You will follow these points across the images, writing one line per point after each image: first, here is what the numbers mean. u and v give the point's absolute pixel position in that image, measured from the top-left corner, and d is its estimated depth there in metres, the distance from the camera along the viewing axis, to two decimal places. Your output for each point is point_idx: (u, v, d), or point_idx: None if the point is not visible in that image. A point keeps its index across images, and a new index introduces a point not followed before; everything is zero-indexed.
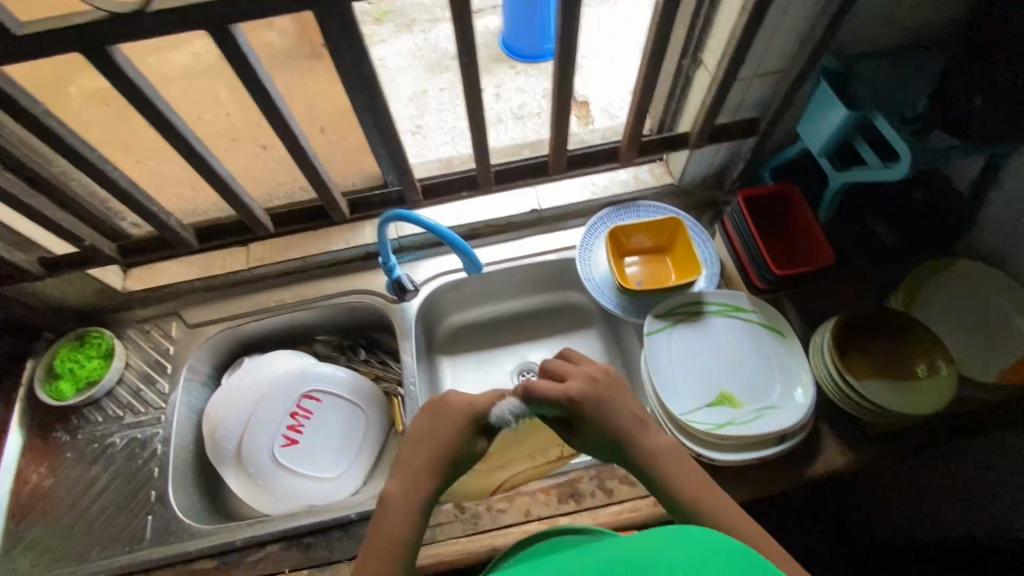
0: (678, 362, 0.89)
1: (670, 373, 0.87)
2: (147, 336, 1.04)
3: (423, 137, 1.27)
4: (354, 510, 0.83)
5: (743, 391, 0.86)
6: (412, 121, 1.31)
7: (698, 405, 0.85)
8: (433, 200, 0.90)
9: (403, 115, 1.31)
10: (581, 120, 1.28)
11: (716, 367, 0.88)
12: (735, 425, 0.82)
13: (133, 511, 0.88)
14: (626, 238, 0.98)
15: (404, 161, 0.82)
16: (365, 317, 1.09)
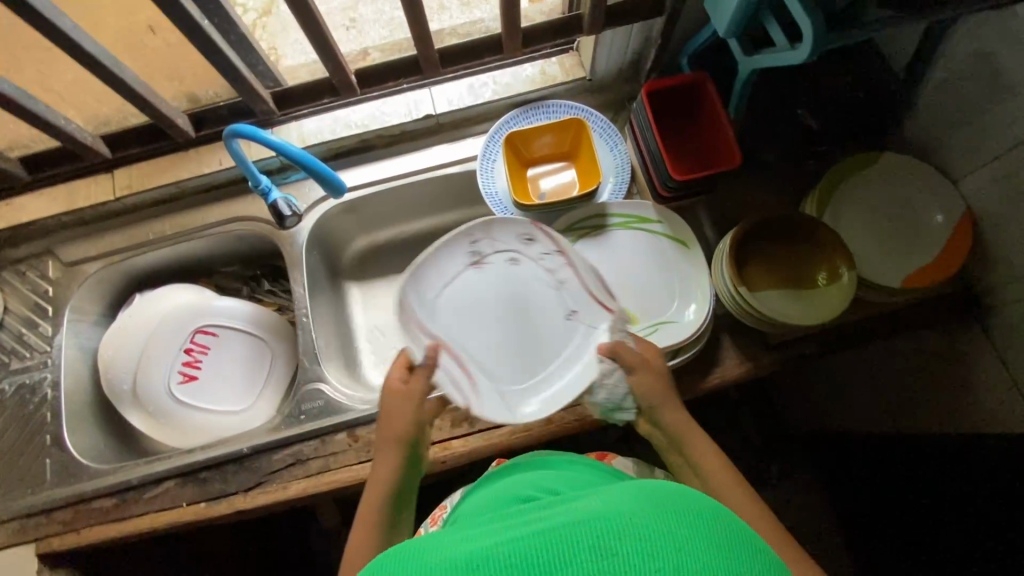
0: None
1: None
2: (24, 278, 0.96)
3: (358, 33, 1.04)
4: (247, 444, 0.82)
5: (641, 308, 0.82)
6: (344, 13, 1.06)
7: None
8: (291, 110, 0.82)
9: (330, 6, 1.06)
10: None
11: (617, 285, 0.84)
12: None
13: (30, 455, 0.87)
14: (526, 145, 0.89)
15: (236, 69, 0.71)
16: (261, 245, 1.02)
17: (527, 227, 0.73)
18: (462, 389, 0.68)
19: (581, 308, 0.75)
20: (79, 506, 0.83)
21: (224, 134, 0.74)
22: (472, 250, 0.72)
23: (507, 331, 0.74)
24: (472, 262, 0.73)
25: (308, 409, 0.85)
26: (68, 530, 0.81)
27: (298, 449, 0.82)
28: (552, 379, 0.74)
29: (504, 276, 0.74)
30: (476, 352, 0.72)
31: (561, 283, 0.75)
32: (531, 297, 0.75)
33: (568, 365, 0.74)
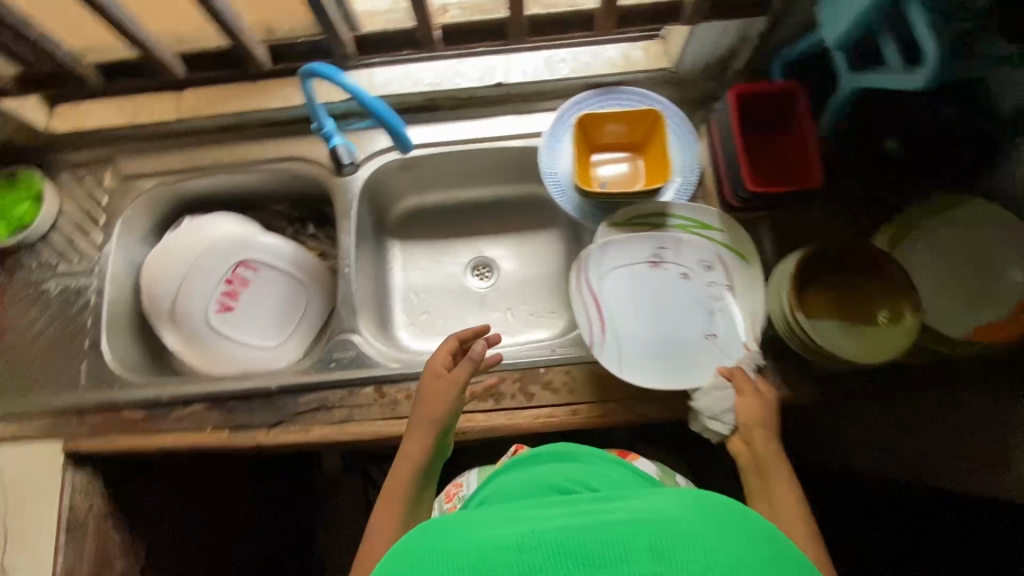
0: (640, 284, 0.82)
1: (629, 293, 0.81)
2: (81, 184, 0.98)
3: None
4: (276, 382, 0.84)
5: (702, 321, 0.80)
6: None
7: (646, 327, 0.79)
8: (369, 57, 0.81)
9: None
10: None
11: (676, 293, 0.81)
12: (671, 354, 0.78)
13: (69, 356, 0.89)
14: (596, 128, 0.86)
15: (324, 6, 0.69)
16: (312, 189, 1.02)
17: (711, 253, 0.81)
18: (592, 332, 0.77)
19: (726, 337, 0.78)
20: (109, 413, 0.85)
21: (300, 72, 0.73)
22: (654, 249, 0.82)
23: (649, 325, 0.80)
24: (651, 260, 0.82)
25: (340, 358, 0.86)
26: (96, 434, 0.84)
27: (324, 396, 0.83)
28: (668, 371, 0.77)
29: (671, 282, 0.82)
30: (615, 317, 0.79)
31: (719, 310, 0.80)
32: (685, 309, 0.81)
33: (692, 373, 0.77)
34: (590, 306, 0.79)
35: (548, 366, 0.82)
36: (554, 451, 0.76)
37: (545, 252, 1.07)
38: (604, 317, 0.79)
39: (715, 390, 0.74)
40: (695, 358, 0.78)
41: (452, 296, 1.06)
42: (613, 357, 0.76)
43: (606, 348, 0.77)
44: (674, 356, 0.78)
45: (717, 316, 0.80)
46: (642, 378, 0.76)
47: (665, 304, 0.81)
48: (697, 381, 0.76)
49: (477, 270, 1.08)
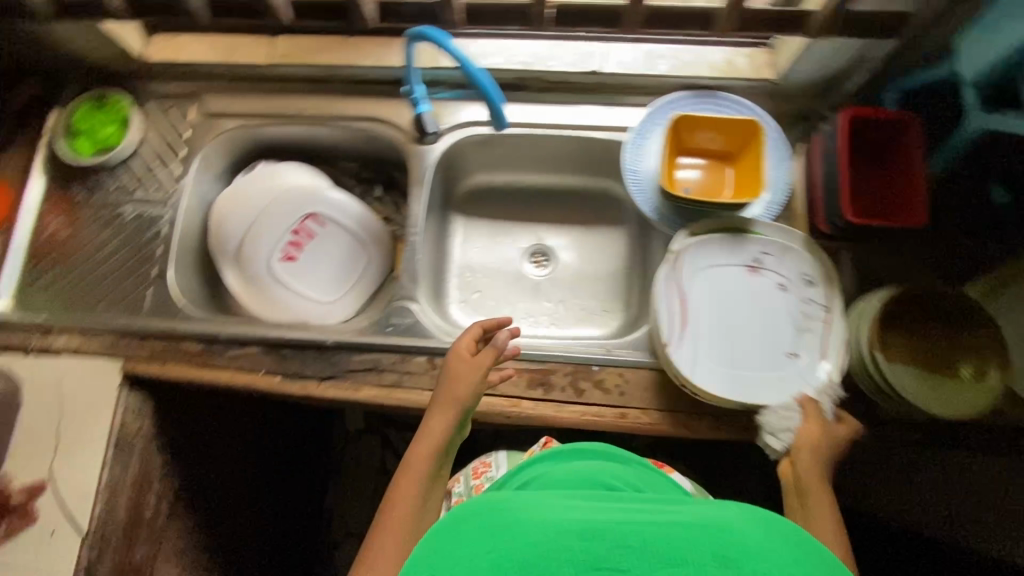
0: (730, 288, 0.79)
1: (716, 295, 0.78)
2: (166, 115, 0.99)
3: None
4: (331, 337, 0.85)
5: (784, 338, 0.77)
6: None
7: (724, 334, 0.77)
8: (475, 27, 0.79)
9: None
10: None
11: (764, 306, 0.78)
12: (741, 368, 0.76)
13: (136, 281, 0.91)
14: (688, 132, 0.83)
15: None
16: (385, 151, 1.01)
17: (815, 271, 0.78)
18: (671, 327, 0.76)
19: (807, 361, 0.76)
20: (168, 341, 0.87)
21: (409, 33, 0.73)
22: (755, 254, 0.79)
23: (732, 331, 0.77)
24: (749, 266, 0.79)
25: (396, 324, 0.86)
26: (153, 360, 0.86)
27: (377, 357, 0.84)
28: (738, 383, 0.75)
29: (765, 291, 0.79)
30: (699, 316, 0.77)
31: (808, 330, 0.77)
32: (772, 322, 0.78)
33: (766, 389, 0.75)
34: (673, 300, 0.77)
35: (602, 365, 0.81)
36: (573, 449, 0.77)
37: (606, 249, 1.05)
38: (688, 314, 0.77)
39: (783, 409, 0.73)
40: (773, 374, 0.76)
41: (506, 279, 1.05)
42: (687, 357, 0.75)
43: (681, 347, 0.75)
44: (748, 368, 0.76)
45: (805, 336, 0.77)
46: (710, 385, 0.74)
47: (753, 314, 0.78)
48: (764, 400, 0.74)
49: (535, 257, 1.07)
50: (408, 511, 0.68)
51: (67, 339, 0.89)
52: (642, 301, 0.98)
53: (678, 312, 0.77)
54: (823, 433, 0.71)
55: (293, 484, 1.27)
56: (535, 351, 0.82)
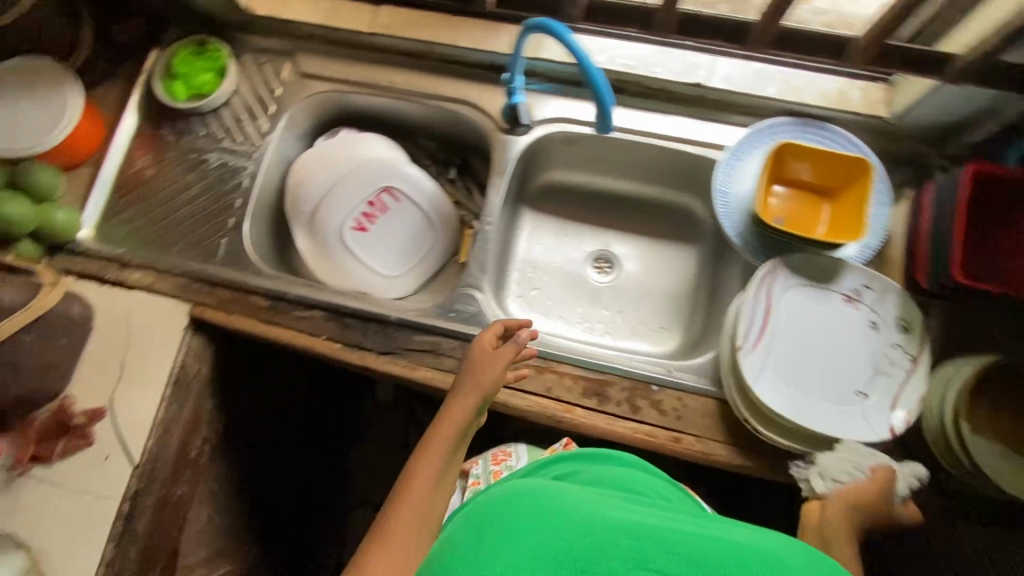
0: (819, 314, 0.77)
1: (803, 317, 0.77)
2: (260, 69, 1.00)
3: None
4: (395, 313, 0.86)
5: (858, 376, 0.75)
6: None
7: (798, 358, 0.76)
8: None
9: None
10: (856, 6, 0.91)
11: (848, 341, 0.76)
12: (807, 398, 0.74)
13: (213, 229, 0.93)
14: (791, 160, 0.80)
15: None
16: (467, 135, 1.00)
17: (915, 319, 0.75)
18: (750, 336, 0.75)
19: (879, 405, 0.73)
20: (237, 292, 0.89)
21: (525, 23, 0.69)
22: (855, 285, 0.77)
23: (809, 355, 0.76)
24: (848, 297, 0.77)
25: (460, 310, 0.86)
26: (221, 308, 0.88)
27: (436, 341, 0.84)
28: (802, 406, 0.74)
29: (853, 324, 0.76)
30: (780, 334, 0.76)
31: (885, 375, 0.74)
32: (850, 358, 0.76)
33: (829, 422, 0.73)
34: (759, 304, 0.76)
35: (661, 386, 0.79)
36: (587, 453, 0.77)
37: (674, 265, 1.03)
38: (771, 327, 0.76)
39: (846, 459, 0.70)
40: (839, 408, 0.74)
41: (567, 280, 1.04)
42: (759, 369, 0.74)
43: (754, 358, 0.75)
44: (817, 396, 0.74)
45: (880, 380, 0.74)
46: (774, 401, 0.73)
47: (838, 346, 0.76)
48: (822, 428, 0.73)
49: (599, 263, 1.05)
50: (426, 493, 0.63)
51: (140, 275, 0.91)
52: (704, 324, 0.96)
53: (760, 324, 0.76)
54: (875, 495, 0.69)
55: (320, 445, 1.29)
56: (595, 360, 0.81)
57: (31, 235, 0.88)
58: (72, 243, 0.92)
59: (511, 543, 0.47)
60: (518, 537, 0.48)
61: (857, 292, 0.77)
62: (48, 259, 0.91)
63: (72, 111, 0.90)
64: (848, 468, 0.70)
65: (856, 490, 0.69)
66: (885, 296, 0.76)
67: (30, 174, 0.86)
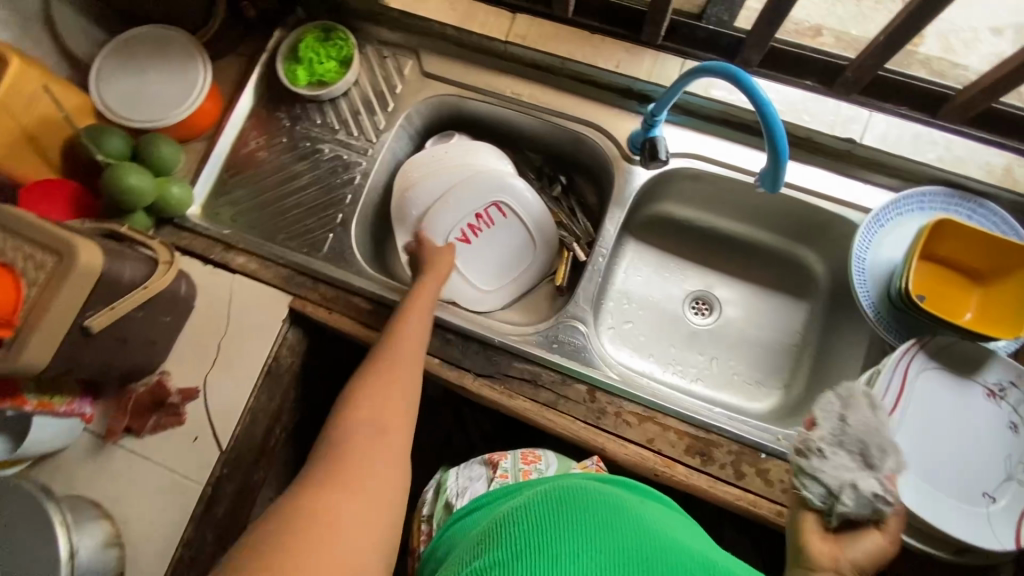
0: (951, 402, 0.72)
1: (935, 402, 0.72)
2: (383, 63, 0.97)
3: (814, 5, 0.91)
4: (498, 337, 0.83)
5: (987, 476, 0.69)
6: None
7: (925, 445, 0.70)
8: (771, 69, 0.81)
9: None
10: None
11: (981, 438, 0.70)
12: (931, 489, 0.69)
13: (321, 222, 0.92)
14: (947, 237, 0.74)
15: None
16: (582, 156, 0.97)
17: None
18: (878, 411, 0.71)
19: (1009, 512, 0.67)
20: (340, 291, 0.88)
21: (706, 65, 0.67)
22: (999, 380, 0.71)
23: (936, 443, 0.71)
24: (987, 392, 0.71)
25: (564, 343, 0.84)
26: (323, 305, 0.87)
27: (537, 371, 0.82)
28: (923, 496, 0.68)
29: (988, 419, 0.71)
30: (909, 414, 0.71)
31: (1020, 483, 0.68)
32: (982, 455, 0.70)
33: (952, 518, 0.67)
34: (895, 377, 0.72)
35: (769, 455, 0.76)
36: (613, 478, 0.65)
37: (778, 318, 0.98)
38: (900, 405, 0.71)
39: (874, 488, 0.56)
40: (962, 505, 0.68)
41: (663, 318, 1.00)
42: None
43: None
44: (940, 489, 0.69)
45: (1012, 486, 0.68)
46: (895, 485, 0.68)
47: (970, 441, 0.70)
48: (943, 524, 0.67)
49: (697, 305, 1.01)
50: (408, 356, 0.72)
51: (244, 260, 0.91)
52: (807, 387, 0.92)
53: (890, 400, 0.71)
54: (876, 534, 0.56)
55: None
56: (702, 416, 0.78)
57: (146, 208, 0.87)
58: (181, 219, 0.92)
59: (577, 554, 0.46)
60: (577, 541, 0.47)
61: (999, 390, 0.71)
62: (155, 231, 0.91)
63: (200, 90, 0.88)
64: (874, 506, 0.55)
65: (871, 534, 0.56)
66: None
67: (153, 149, 0.85)
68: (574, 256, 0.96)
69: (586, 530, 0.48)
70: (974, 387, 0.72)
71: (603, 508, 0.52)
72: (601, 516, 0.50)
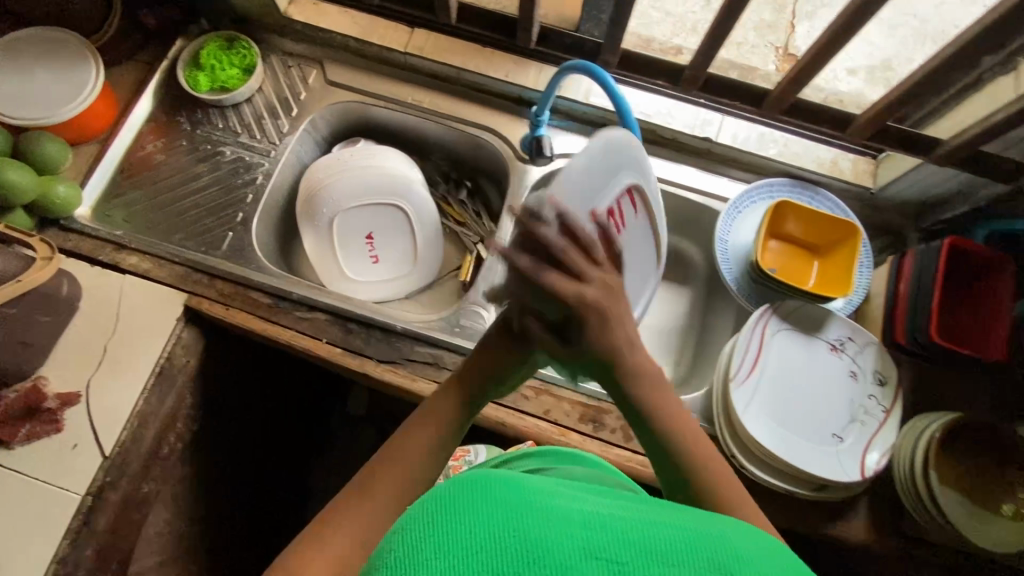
0: (802, 358, 0.81)
1: (790, 359, 0.81)
2: (286, 71, 1.01)
3: (675, 28, 1.06)
4: (400, 323, 0.85)
5: (835, 420, 0.79)
6: (670, 7, 1.09)
7: (781, 397, 0.79)
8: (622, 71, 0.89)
9: None
10: (846, 89, 1.02)
11: (828, 388, 0.80)
12: (789, 435, 0.77)
13: (220, 221, 0.93)
14: (788, 217, 0.86)
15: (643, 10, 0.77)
16: (483, 159, 1.03)
17: (891, 374, 0.80)
18: (740, 368, 0.79)
19: (852, 447, 0.77)
20: (238, 287, 0.88)
21: (566, 63, 0.75)
22: (839, 336, 0.82)
23: (792, 395, 0.80)
24: (831, 347, 0.82)
25: (465, 326, 0.88)
26: (218, 302, 0.86)
27: (438, 354, 0.85)
28: (783, 441, 0.76)
29: (834, 371, 0.81)
30: (768, 371, 0.80)
31: (861, 422, 0.78)
32: (829, 402, 0.80)
33: (808, 457, 0.76)
34: (753, 338, 0.81)
35: None
36: (549, 450, 0.73)
37: (668, 305, 1.06)
38: (761, 365, 0.80)
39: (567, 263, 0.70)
40: (815, 446, 0.77)
41: None
42: (746, 400, 0.78)
43: (742, 389, 0.78)
44: (798, 435, 0.77)
45: (855, 426, 0.78)
46: (758, 433, 0.76)
47: (817, 390, 0.80)
48: (802, 464, 0.75)
49: None
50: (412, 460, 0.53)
51: (137, 260, 0.89)
52: (694, 364, 1.00)
53: (749, 359, 0.80)
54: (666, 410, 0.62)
55: None
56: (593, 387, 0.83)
57: (26, 206, 0.84)
58: (67, 220, 0.89)
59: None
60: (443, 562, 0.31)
61: (839, 344, 0.82)
62: (37, 232, 0.88)
63: (89, 93, 0.88)
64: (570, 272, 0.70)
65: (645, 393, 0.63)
66: (865, 353, 0.81)
67: (36, 147, 0.84)
68: (478, 256, 1.04)
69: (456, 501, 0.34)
70: (821, 343, 0.82)
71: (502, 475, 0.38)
72: (487, 475, 0.37)
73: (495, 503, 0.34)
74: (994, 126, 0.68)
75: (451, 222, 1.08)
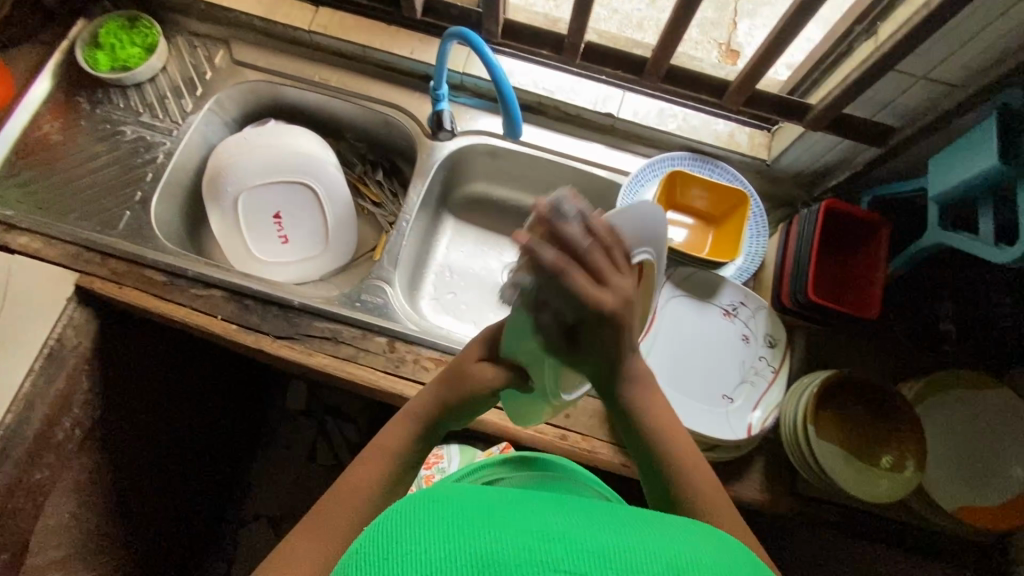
0: (696, 325, 0.83)
1: (684, 326, 0.83)
2: (192, 51, 1.00)
3: None
4: (298, 298, 0.85)
5: (727, 382, 0.80)
6: None
7: (673, 362, 0.81)
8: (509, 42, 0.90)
9: None
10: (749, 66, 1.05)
11: (722, 352, 0.82)
12: (679, 398, 0.78)
13: (118, 199, 0.91)
14: (682, 187, 0.88)
15: None
16: (395, 138, 1.03)
17: (779, 335, 0.81)
18: None
19: (740, 407, 0.79)
20: (133, 265, 0.86)
21: (446, 30, 0.76)
22: (732, 301, 0.83)
23: (685, 360, 0.81)
24: (724, 312, 0.83)
25: (365, 301, 0.87)
26: (112, 281, 0.85)
27: (336, 328, 0.84)
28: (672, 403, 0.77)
29: (727, 335, 0.83)
30: (660, 337, 0.81)
31: (750, 383, 0.80)
32: (721, 365, 0.81)
33: (699, 418, 0.77)
34: None
35: None
36: (518, 456, 0.70)
37: None
38: (654, 334, 0.81)
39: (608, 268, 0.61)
40: (705, 407, 0.78)
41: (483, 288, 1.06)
42: None
43: None
44: (689, 398, 0.79)
45: (746, 387, 0.80)
46: None
47: (709, 353, 0.82)
48: (690, 424, 0.76)
49: None
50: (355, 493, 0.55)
51: (27, 240, 0.87)
52: None
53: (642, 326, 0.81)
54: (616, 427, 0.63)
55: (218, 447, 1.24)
56: None
57: None
58: None
59: None
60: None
61: (733, 309, 0.83)
62: None
63: None
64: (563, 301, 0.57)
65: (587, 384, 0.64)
66: (756, 317, 0.83)
67: None
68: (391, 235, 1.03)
69: (408, 516, 0.33)
70: (715, 309, 0.84)
71: (467, 491, 0.37)
72: (447, 495, 0.36)
73: (445, 516, 0.32)
74: (852, 86, 0.71)
75: (368, 202, 1.07)
